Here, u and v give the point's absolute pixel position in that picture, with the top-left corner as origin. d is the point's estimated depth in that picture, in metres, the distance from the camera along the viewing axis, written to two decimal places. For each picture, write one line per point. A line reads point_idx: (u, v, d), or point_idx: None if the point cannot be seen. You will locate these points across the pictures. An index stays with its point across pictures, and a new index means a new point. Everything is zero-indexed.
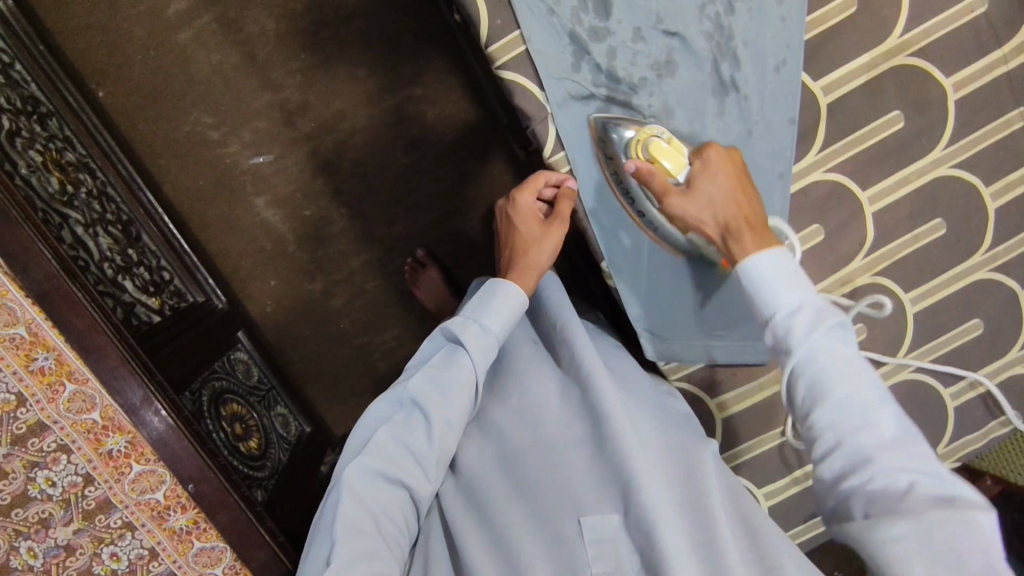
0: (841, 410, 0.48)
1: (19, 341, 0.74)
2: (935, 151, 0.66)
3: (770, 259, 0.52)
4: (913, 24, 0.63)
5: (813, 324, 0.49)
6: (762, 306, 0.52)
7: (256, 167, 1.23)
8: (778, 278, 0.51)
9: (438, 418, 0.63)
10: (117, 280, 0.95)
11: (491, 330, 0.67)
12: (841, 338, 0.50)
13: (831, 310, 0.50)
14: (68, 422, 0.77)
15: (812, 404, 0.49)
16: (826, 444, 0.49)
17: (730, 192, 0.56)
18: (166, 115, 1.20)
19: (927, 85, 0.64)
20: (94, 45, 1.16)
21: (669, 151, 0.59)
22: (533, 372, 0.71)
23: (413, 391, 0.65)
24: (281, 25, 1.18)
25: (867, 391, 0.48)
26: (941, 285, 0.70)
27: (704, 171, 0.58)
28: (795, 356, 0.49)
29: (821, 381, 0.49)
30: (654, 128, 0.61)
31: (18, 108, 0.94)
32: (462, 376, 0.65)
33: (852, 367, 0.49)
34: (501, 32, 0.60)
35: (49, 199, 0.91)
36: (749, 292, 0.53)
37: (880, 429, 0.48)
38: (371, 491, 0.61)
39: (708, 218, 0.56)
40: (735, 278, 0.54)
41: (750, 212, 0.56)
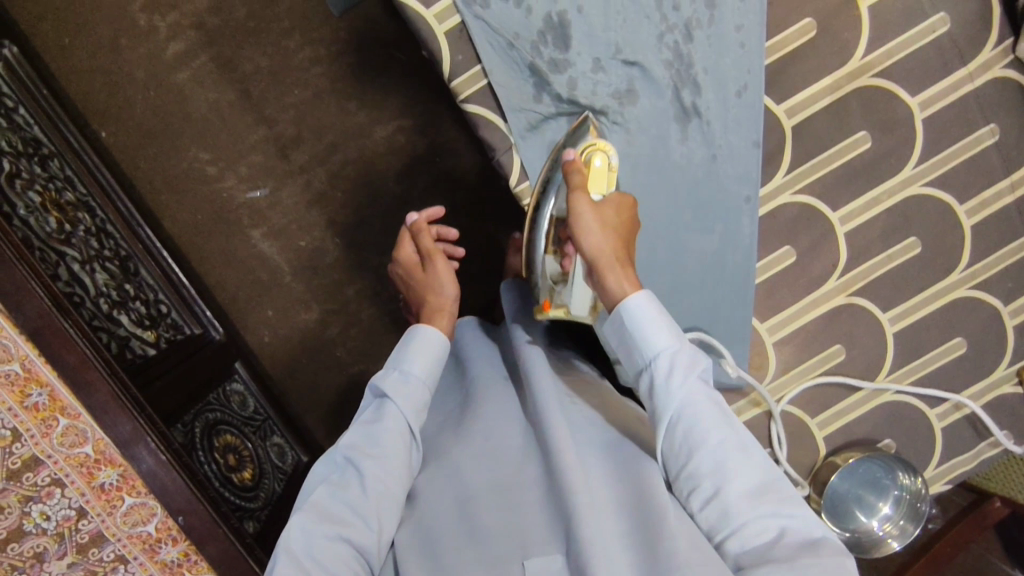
0: (717, 458, 0.55)
1: (15, 377, 0.76)
2: (905, 170, 0.66)
3: (657, 312, 0.59)
4: (874, 46, 0.63)
5: (688, 377, 0.57)
6: (648, 358, 0.59)
7: (253, 200, 1.26)
8: (653, 329, 0.58)
9: (372, 466, 0.65)
10: (113, 315, 0.98)
11: (413, 374, 0.72)
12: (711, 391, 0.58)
13: (702, 363, 0.58)
14: (62, 456, 0.78)
15: (688, 451, 0.56)
16: (705, 490, 0.55)
17: (624, 236, 0.60)
18: (166, 153, 1.23)
19: (893, 105, 0.64)
20: (97, 87, 1.20)
21: (602, 172, 0.60)
22: (494, 414, 0.71)
23: (345, 447, 0.67)
24: (276, 62, 1.22)
25: (736, 442, 0.56)
26: (920, 305, 0.69)
27: (622, 209, 0.60)
28: (674, 401, 0.57)
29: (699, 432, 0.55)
30: (611, 148, 0.61)
31: (17, 150, 0.98)
32: (392, 424, 0.68)
33: (716, 416, 0.56)
34: (463, 67, 0.62)
35: (47, 237, 0.94)
36: (636, 341, 0.59)
37: (744, 474, 0.55)
38: (311, 547, 0.60)
39: (594, 233, 0.58)
40: (624, 326, 0.59)
41: (627, 259, 0.60)
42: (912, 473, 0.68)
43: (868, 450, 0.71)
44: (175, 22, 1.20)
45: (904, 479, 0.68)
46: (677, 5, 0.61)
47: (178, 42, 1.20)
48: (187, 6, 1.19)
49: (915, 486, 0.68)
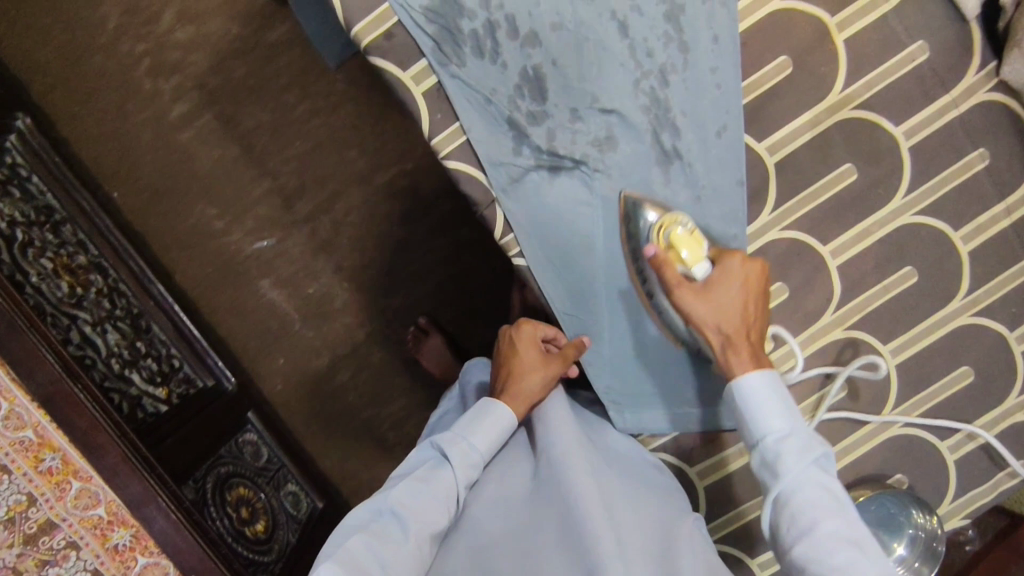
0: (823, 544, 0.51)
1: (29, 444, 0.84)
2: (895, 200, 0.65)
3: (770, 391, 0.55)
4: (853, 79, 0.63)
5: (801, 459, 0.54)
6: (758, 439, 0.56)
7: (260, 251, 1.28)
8: (762, 410, 0.55)
9: (419, 528, 0.61)
10: (124, 374, 1.00)
11: (479, 450, 0.67)
12: (829, 476, 0.54)
13: (820, 448, 0.55)
14: (77, 518, 0.86)
15: (799, 540, 0.53)
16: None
17: (748, 309, 0.57)
18: (174, 210, 1.27)
19: (877, 136, 0.64)
20: (105, 152, 1.25)
21: (687, 241, 0.58)
22: (510, 471, 0.70)
23: (393, 503, 0.61)
24: (276, 117, 1.25)
25: (847, 529, 0.52)
26: (921, 335, 0.67)
27: (734, 277, 0.57)
28: (781, 485, 0.54)
29: (807, 515, 0.52)
30: (681, 217, 0.60)
31: (32, 219, 1.02)
32: (442, 489, 0.64)
33: (829, 505, 0.52)
34: (442, 125, 0.63)
35: (58, 302, 0.97)
36: (747, 419, 0.56)
37: (856, 565, 0.50)
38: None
39: (710, 321, 0.56)
40: (734, 400, 0.57)
41: (752, 336, 0.57)
42: (926, 511, 0.66)
43: (879, 486, 0.69)
44: (177, 84, 1.24)
45: (918, 517, 0.66)
46: (652, 51, 0.61)
47: (182, 104, 1.25)
48: (189, 69, 1.24)
49: (930, 525, 0.66)
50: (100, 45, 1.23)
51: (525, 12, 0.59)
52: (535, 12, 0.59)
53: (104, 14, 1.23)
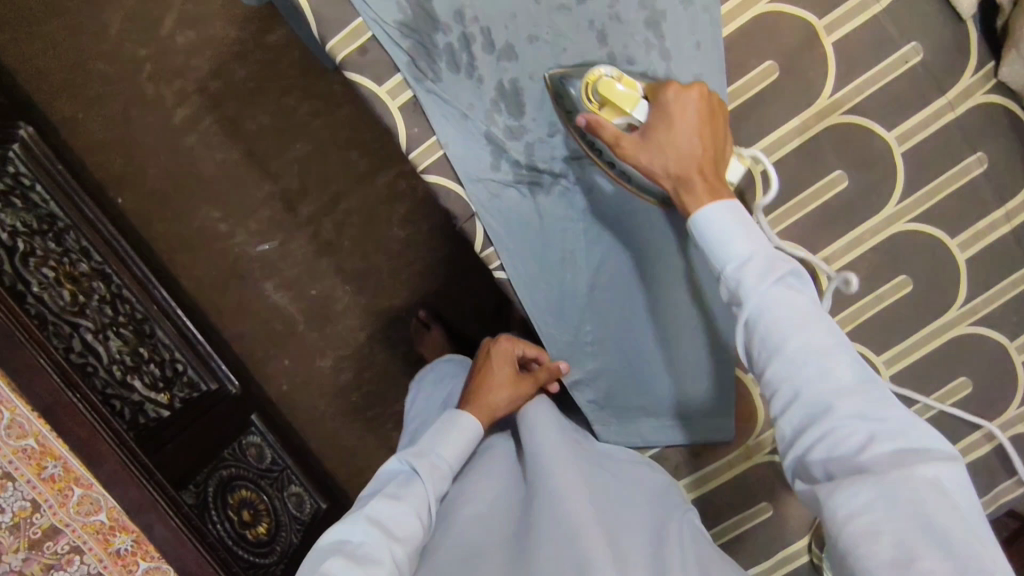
0: (796, 362, 0.45)
1: (32, 452, 0.86)
2: (887, 207, 0.63)
3: (728, 212, 0.49)
4: (842, 83, 0.60)
5: (766, 279, 0.46)
6: (721, 263, 0.49)
7: (262, 254, 1.29)
8: (724, 235, 0.48)
9: (399, 548, 0.55)
10: (126, 381, 1.02)
11: (445, 463, 0.64)
12: (803, 293, 0.46)
13: (785, 264, 0.47)
14: (79, 524, 0.89)
15: (769, 358, 0.46)
16: (782, 400, 0.46)
17: (695, 137, 0.52)
18: (179, 215, 1.28)
19: (869, 142, 0.61)
20: (110, 158, 1.26)
21: (618, 88, 0.55)
22: (490, 484, 0.65)
23: (368, 514, 0.56)
24: (276, 120, 1.26)
25: (826, 341, 0.45)
26: (917, 346, 0.65)
27: (678, 107, 0.52)
28: (749, 309, 0.46)
29: (777, 333, 0.45)
30: (604, 69, 0.56)
31: (33, 228, 1.03)
32: (415, 501, 0.60)
33: (804, 314, 0.45)
34: (419, 139, 0.62)
35: (60, 311, 0.98)
36: (705, 246, 0.49)
37: (833, 374, 0.44)
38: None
39: (655, 168, 0.53)
40: (694, 234, 0.50)
41: (710, 171, 0.52)
42: None
43: None
44: (179, 89, 1.25)
45: None
46: (632, 59, 0.60)
47: (184, 108, 1.26)
48: (190, 74, 1.24)
49: None
50: (103, 51, 1.24)
51: (501, 25, 0.59)
52: (511, 25, 0.59)
53: (106, 20, 1.23)
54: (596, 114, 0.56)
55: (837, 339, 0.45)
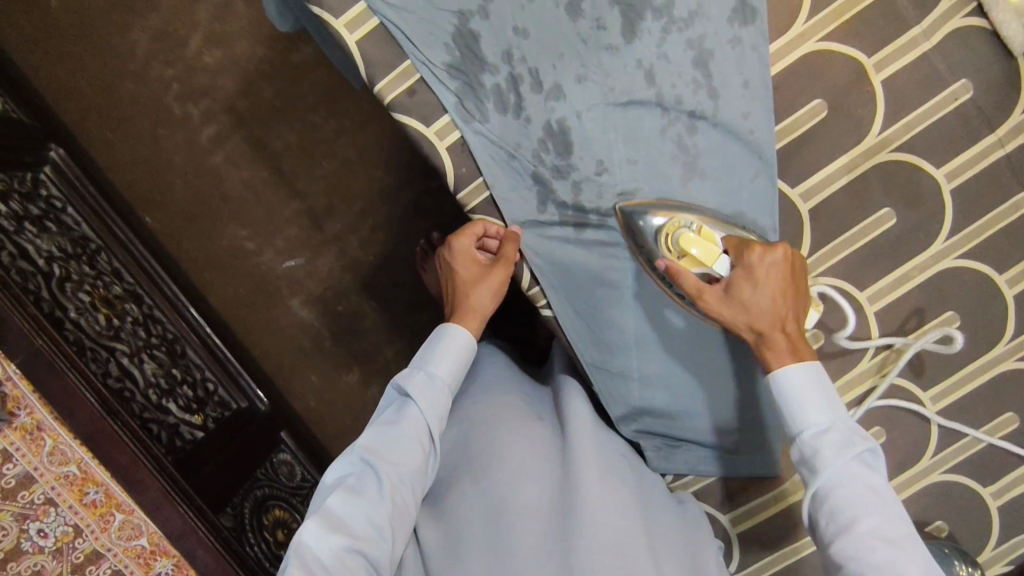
0: (866, 541, 0.52)
1: (73, 477, 0.88)
2: (934, 244, 0.62)
3: (809, 386, 0.56)
4: (890, 121, 0.60)
5: (845, 454, 0.55)
6: (797, 433, 0.57)
7: (290, 270, 1.30)
8: (804, 407, 0.56)
9: (390, 473, 0.60)
10: (162, 404, 1.02)
11: (438, 377, 0.67)
12: (877, 474, 0.54)
13: (864, 444, 0.55)
14: (121, 549, 0.90)
15: (837, 533, 0.54)
16: (850, 573, 0.52)
17: (779, 303, 0.56)
18: (207, 232, 1.29)
19: (917, 179, 0.61)
20: (140, 176, 1.27)
21: (696, 239, 0.58)
22: (519, 434, 0.67)
23: (361, 448, 0.62)
24: (303, 138, 1.26)
25: (893, 528, 0.53)
26: (964, 380, 0.65)
27: (765, 270, 0.56)
28: (821, 481, 0.55)
29: (846, 511, 0.53)
30: (682, 219, 0.59)
31: (68, 253, 1.04)
32: (410, 425, 0.64)
33: (873, 501, 0.53)
34: (467, 178, 0.63)
35: (97, 335, 0.98)
36: (787, 415, 0.57)
37: (898, 563, 0.51)
38: (322, 556, 0.56)
39: (742, 319, 0.57)
40: (776, 399, 0.58)
41: (790, 332, 0.57)
42: (970, 563, 0.64)
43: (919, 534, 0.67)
44: (207, 108, 1.25)
45: (962, 569, 0.64)
46: (680, 98, 0.60)
47: (211, 127, 1.26)
48: (217, 92, 1.25)
49: None
50: (131, 72, 1.25)
51: (549, 65, 0.59)
52: (558, 65, 0.59)
53: (133, 40, 1.24)
54: (676, 262, 0.59)
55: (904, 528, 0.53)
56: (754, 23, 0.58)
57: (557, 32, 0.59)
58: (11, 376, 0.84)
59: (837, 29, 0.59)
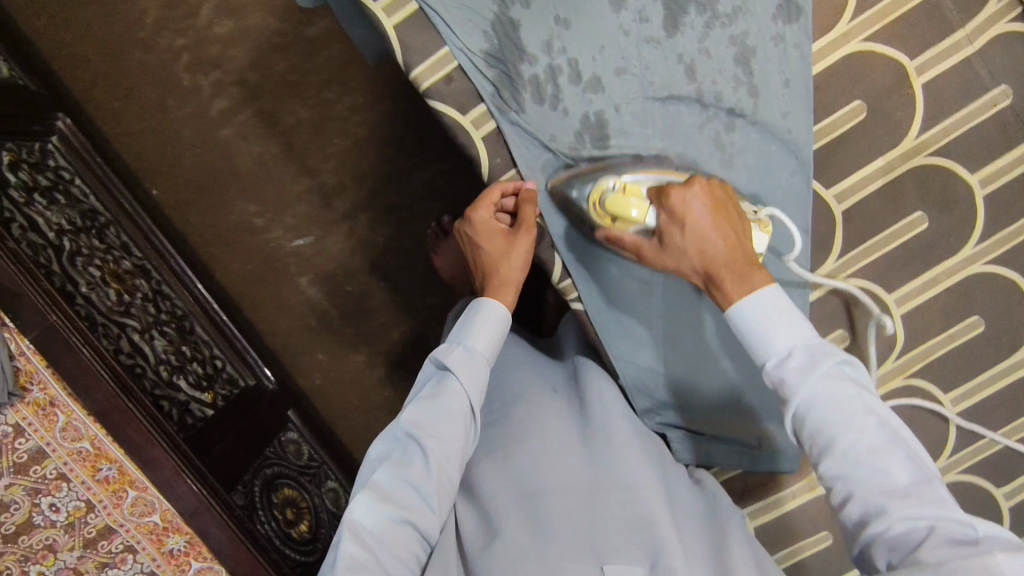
0: (846, 460, 0.50)
1: (86, 454, 0.87)
2: (965, 249, 0.63)
3: (760, 303, 0.54)
4: (929, 125, 0.60)
5: (812, 372, 0.51)
6: (765, 359, 0.54)
7: (299, 248, 1.29)
8: (767, 332, 0.53)
9: (436, 450, 0.60)
10: (173, 381, 1.02)
11: (479, 353, 0.65)
12: (848, 382, 0.51)
13: (829, 356, 0.51)
14: (133, 525, 0.90)
15: (821, 455, 0.51)
16: (841, 492, 0.51)
17: (715, 235, 0.55)
18: (216, 207, 1.27)
19: (952, 184, 0.61)
20: (147, 148, 1.25)
21: (623, 199, 0.57)
22: (549, 425, 0.68)
23: (407, 423, 0.61)
24: (316, 114, 1.24)
25: (875, 436, 0.50)
26: (984, 384, 0.66)
27: (687, 207, 0.55)
28: (795, 407, 0.52)
29: (825, 432, 0.50)
30: (606, 180, 0.59)
31: (78, 226, 1.02)
32: (454, 401, 0.62)
33: (853, 412, 0.50)
34: (501, 170, 0.63)
35: (108, 311, 0.97)
36: (748, 341, 0.54)
37: (884, 471, 0.49)
38: (377, 532, 0.57)
39: (690, 259, 0.56)
40: (734, 324, 0.55)
41: (738, 261, 0.55)
42: None
43: None
44: (217, 80, 1.23)
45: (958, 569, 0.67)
46: (720, 95, 0.59)
47: (221, 100, 1.24)
48: (228, 64, 1.22)
49: None
50: (140, 41, 1.22)
51: (588, 57, 0.58)
52: (598, 57, 0.58)
53: (143, 7, 1.21)
54: (612, 226, 0.59)
55: (887, 431, 0.50)
56: (799, 20, 0.58)
57: (600, 23, 0.58)
58: (25, 350, 0.84)
59: (881, 31, 0.58)
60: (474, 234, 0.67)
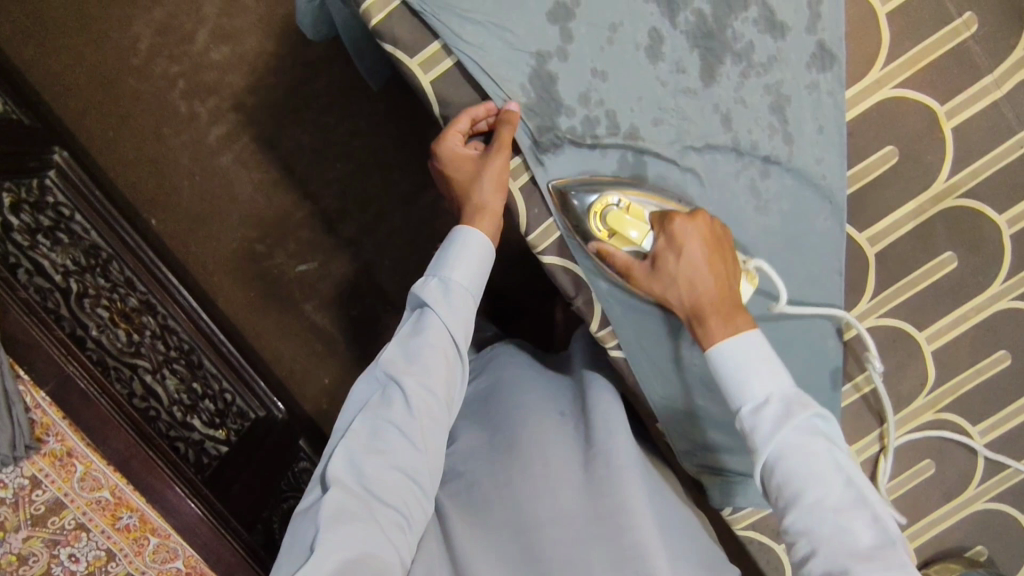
0: (813, 517, 0.48)
1: (106, 502, 0.86)
2: (993, 287, 0.64)
3: (744, 348, 0.54)
4: (957, 167, 0.61)
5: (785, 424, 0.51)
6: (740, 404, 0.54)
7: (303, 274, 1.27)
8: (743, 376, 0.53)
9: (415, 390, 0.58)
10: (187, 421, 1.01)
11: (456, 283, 0.62)
12: (820, 439, 0.50)
13: (805, 409, 0.51)
14: (155, 571, 0.89)
15: (788, 509, 0.50)
16: (802, 549, 0.49)
17: (707, 273, 0.56)
18: (216, 235, 1.25)
19: (980, 224, 0.63)
20: (143, 177, 1.22)
21: (629, 221, 0.57)
22: (553, 452, 0.66)
23: (387, 364, 0.60)
24: (317, 139, 1.21)
25: (841, 496, 0.48)
26: (1011, 416, 0.67)
27: (687, 239, 0.56)
28: (765, 456, 0.51)
29: (793, 485, 0.49)
30: (609, 194, 0.58)
31: (83, 265, 1.00)
32: (431, 338, 0.61)
33: (824, 470, 0.49)
34: (538, 220, 0.60)
35: (119, 352, 0.96)
36: (727, 384, 0.54)
37: (849, 533, 0.47)
38: (363, 476, 0.56)
39: (681, 289, 0.57)
40: (712, 364, 0.55)
41: (724, 301, 0.56)
42: None
43: (963, 561, 0.69)
44: (215, 106, 1.20)
45: None
46: (755, 143, 0.59)
47: (220, 127, 1.21)
48: (225, 90, 1.19)
49: None
50: (134, 68, 1.19)
51: (627, 107, 0.58)
52: (637, 106, 0.58)
53: (136, 34, 1.18)
54: (607, 242, 0.59)
55: (854, 493, 0.49)
56: (832, 69, 0.59)
57: (637, 75, 0.58)
58: (40, 403, 0.81)
59: (910, 77, 0.60)
60: (444, 171, 0.63)
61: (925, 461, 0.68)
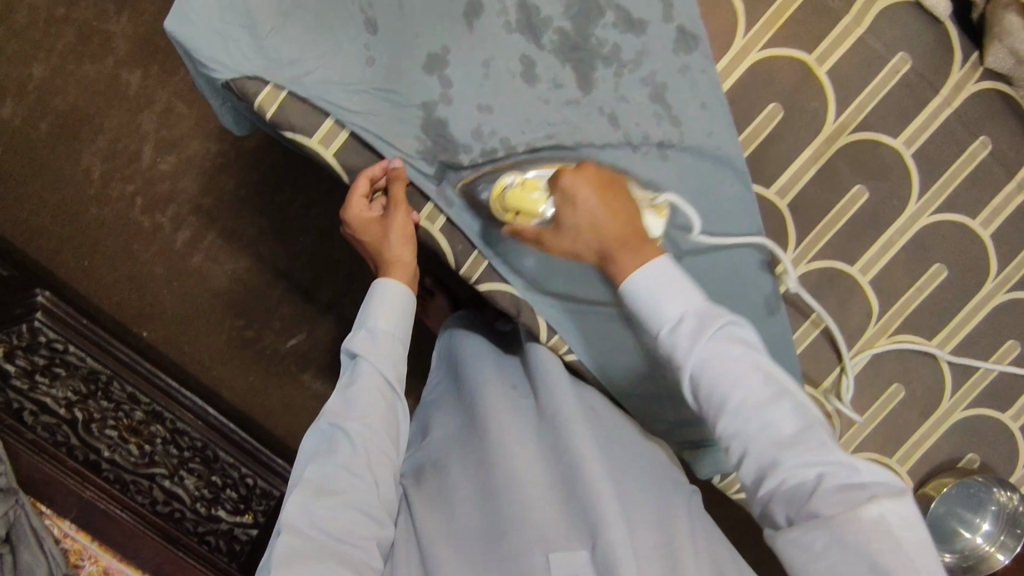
0: (739, 417, 0.47)
1: None
2: (909, 206, 0.67)
3: (658, 275, 0.53)
4: (842, 106, 0.65)
5: (700, 335, 0.49)
6: (661, 323, 0.52)
7: (296, 347, 1.31)
8: (659, 297, 0.52)
9: (358, 431, 0.58)
10: (211, 513, 1.08)
11: (381, 330, 0.63)
12: (734, 343, 0.49)
13: (716, 318, 0.50)
14: None
15: (717, 415, 0.49)
16: (737, 449, 0.48)
17: (603, 212, 0.55)
18: (205, 331, 1.29)
19: (879, 153, 0.66)
20: (125, 294, 1.27)
21: (524, 193, 0.58)
22: (511, 420, 0.63)
23: (329, 413, 0.59)
24: (275, 218, 1.26)
25: (761, 392, 0.48)
26: (962, 323, 0.69)
27: (578, 192, 0.55)
28: (689, 368, 0.49)
29: (719, 393, 0.48)
30: (504, 177, 0.59)
31: (82, 392, 1.06)
32: (365, 382, 0.60)
33: (745, 370, 0.48)
34: (464, 255, 0.65)
35: (134, 466, 1.04)
36: (642, 311, 0.53)
37: (773, 425, 0.47)
38: (315, 522, 0.55)
39: (584, 236, 0.55)
40: (631, 301, 0.54)
41: (628, 235, 0.55)
42: (1004, 488, 0.69)
43: (957, 472, 0.70)
44: (175, 212, 1.25)
45: (999, 494, 0.69)
46: (647, 134, 0.62)
47: (184, 231, 1.26)
48: (182, 195, 1.25)
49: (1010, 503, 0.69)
50: (93, 196, 1.24)
51: (518, 131, 0.61)
52: (527, 129, 0.61)
53: (87, 165, 1.23)
54: (514, 221, 0.59)
55: (771, 383, 0.48)
56: (698, 49, 0.62)
57: (520, 98, 0.61)
58: (68, 531, 0.87)
59: (774, 36, 0.64)
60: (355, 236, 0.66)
61: (895, 387, 0.70)
